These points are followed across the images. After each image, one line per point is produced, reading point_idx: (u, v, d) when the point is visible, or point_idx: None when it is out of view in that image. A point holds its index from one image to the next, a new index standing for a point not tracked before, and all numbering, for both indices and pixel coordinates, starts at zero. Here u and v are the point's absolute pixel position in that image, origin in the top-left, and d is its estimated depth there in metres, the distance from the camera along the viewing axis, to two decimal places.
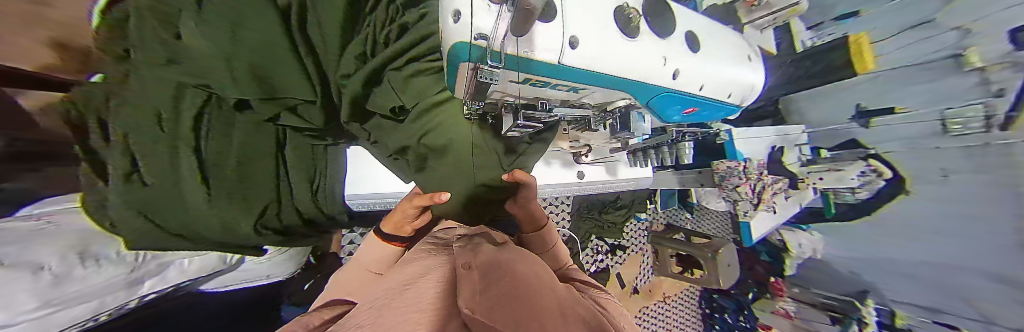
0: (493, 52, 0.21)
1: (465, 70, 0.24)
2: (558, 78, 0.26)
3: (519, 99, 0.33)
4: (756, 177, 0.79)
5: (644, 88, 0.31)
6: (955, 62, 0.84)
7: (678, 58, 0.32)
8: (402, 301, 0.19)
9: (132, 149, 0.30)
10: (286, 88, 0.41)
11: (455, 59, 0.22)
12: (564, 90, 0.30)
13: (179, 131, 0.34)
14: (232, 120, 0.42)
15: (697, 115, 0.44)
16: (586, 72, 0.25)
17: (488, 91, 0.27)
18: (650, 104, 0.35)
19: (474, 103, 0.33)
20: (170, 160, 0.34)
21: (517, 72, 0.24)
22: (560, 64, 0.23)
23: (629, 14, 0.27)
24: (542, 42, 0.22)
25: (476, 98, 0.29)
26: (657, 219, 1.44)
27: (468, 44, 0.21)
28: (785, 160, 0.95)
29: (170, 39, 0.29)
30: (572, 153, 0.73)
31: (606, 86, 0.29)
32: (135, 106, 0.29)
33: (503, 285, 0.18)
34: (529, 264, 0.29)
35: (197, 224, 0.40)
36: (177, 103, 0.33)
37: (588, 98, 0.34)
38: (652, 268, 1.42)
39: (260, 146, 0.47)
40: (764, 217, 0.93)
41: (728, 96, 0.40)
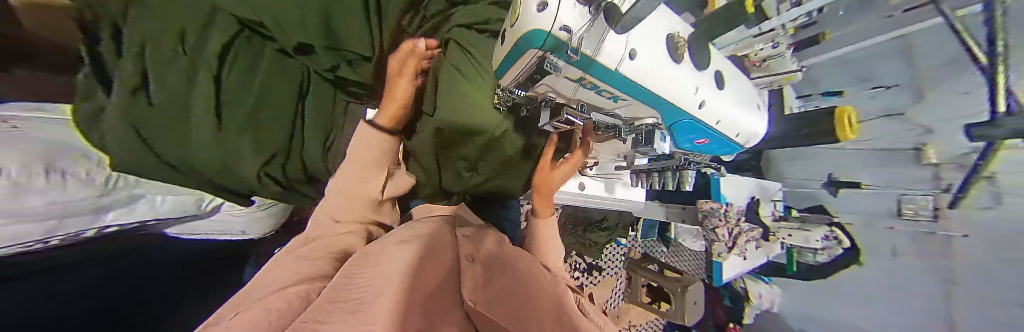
0: (575, 48, 0.20)
1: (531, 56, 0.23)
2: (611, 86, 0.27)
3: (559, 97, 0.35)
4: (734, 221, 0.85)
5: (673, 111, 0.34)
6: (915, 154, 0.92)
7: (707, 90, 0.35)
8: (397, 284, 0.21)
9: (149, 61, 0.29)
10: (348, 40, 0.45)
11: (527, 43, 0.22)
12: (606, 96, 0.31)
13: (203, 52, 0.34)
14: (255, 65, 0.41)
15: (708, 147, 0.46)
16: (634, 85, 0.27)
17: (540, 79, 0.27)
18: (672, 128, 0.37)
19: (514, 89, 0.35)
20: (184, 78, 0.33)
21: (580, 71, 0.25)
22: (618, 69, 0.24)
23: (678, 43, 0.29)
24: (611, 48, 0.22)
25: (525, 83, 0.30)
26: (635, 247, 1.48)
27: (547, 34, 0.20)
28: (761, 212, 1.03)
29: None
30: (576, 165, 0.74)
31: (645, 100, 0.31)
32: (159, 16, 0.29)
33: (503, 304, 0.20)
34: (531, 267, 0.32)
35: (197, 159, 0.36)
36: (209, 26, 0.34)
37: (622, 109, 0.36)
38: (624, 293, 1.44)
39: (276, 89, 0.43)
40: (735, 262, 0.98)
41: (736, 134, 0.44)
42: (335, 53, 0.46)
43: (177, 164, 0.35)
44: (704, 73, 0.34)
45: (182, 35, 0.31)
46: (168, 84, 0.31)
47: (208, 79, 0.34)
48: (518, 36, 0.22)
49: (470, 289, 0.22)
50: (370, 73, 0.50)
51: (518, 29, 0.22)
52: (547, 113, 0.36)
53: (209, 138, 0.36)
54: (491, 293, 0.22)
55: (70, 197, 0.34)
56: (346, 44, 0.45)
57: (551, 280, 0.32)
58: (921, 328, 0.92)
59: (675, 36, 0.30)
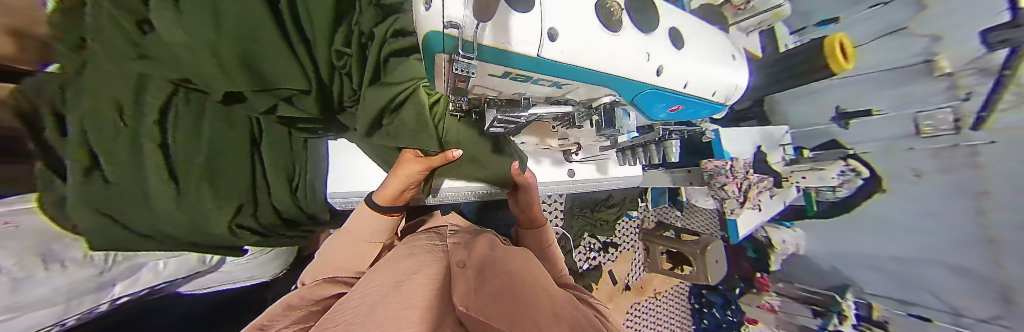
0: (476, 44, 0.19)
1: (442, 61, 0.22)
2: (545, 75, 0.25)
3: (500, 95, 0.33)
4: (742, 176, 0.82)
5: (627, 83, 0.31)
6: (926, 67, 0.86)
7: (662, 54, 0.31)
8: (391, 294, 0.21)
9: (92, 146, 0.28)
10: (281, 78, 0.38)
11: (429, 47, 0.20)
12: (546, 85, 0.29)
13: (143, 125, 0.32)
14: (200, 119, 0.40)
15: (683, 113, 0.43)
16: (570, 66, 0.25)
17: (466, 84, 0.25)
18: (634, 101, 0.35)
19: (456, 97, 0.32)
20: (131, 158, 0.32)
21: (496, 66, 0.23)
22: (540, 57, 0.22)
23: (611, 8, 0.27)
24: (520, 33, 0.21)
25: (457, 90, 0.28)
26: (648, 217, 1.46)
27: (440, 34, 0.19)
28: (770, 160, 0.99)
29: (135, 32, 0.28)
30: (562, 151, 0.71)
31: (589, 80, 0.28)
32: (94, 96, 0.27)
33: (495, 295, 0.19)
34: (525, 263, 0.32)
35: (164, 222, 0.37)
36: (140, 95, 0.32)
37: (572, 94, 0.33)
38: (643, 264, 1.44)
39: (231, 139, 0.43)
40: (750, 215, 0.95)
41: (713, 93, 0.40)
42: (269, 94, 0.40)
43: (151, 233, 0.37)
44: (655, 35, 0.31)
45: (120, 113, 0.30)
46: (117, 162, 0.31)
47: (155, 148, 0.34)
48: (421, 41, 0.21)
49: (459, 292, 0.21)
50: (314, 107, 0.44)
51: (419, 34, 0.20)
52: (492, 112, 0.35)
53: (173, 204, 0.37)
54: (482, 289, 0.21)
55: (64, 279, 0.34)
56: (281, 82, 0.38)
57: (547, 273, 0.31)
58: (956, 243, 0.89)
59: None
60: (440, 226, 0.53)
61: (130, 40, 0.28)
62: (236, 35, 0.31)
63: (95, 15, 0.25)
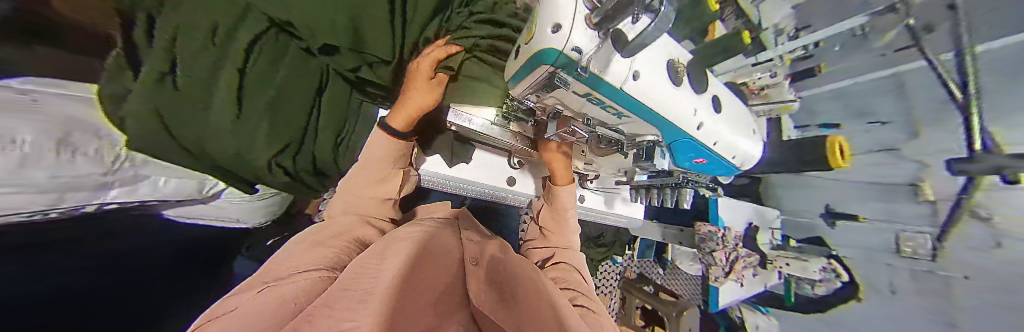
0: (584, 68, 0.23)
1: (542, 71, 0.26)
2: (619, 104, 0.30)
3: (564, 109, 0.37)
4: (730, 247, 0.85)
5: (672, 130, 0.35)
6: (914, 190, 0.93)
7: (704, 113, 0.36)
8: (417, 273, 0.23)
9: (175, 51, 0.31)
10: (373, 46, 0.47)
11: (540, 60, 0.24)
12: (609, 112, 0.33)
13: (229, 50, 0.36)
14: (280, 58, 0.43)
15: (707, 168, 0.47)
16: (639, 103, 0.29)
17: (551, 90, 0.30)
18: (671, 146, 0.39)
19: (526, 98, 0.37)
20: (208, 71, 0.35)
21: (583, 86, 0.27)
22: (622, 89, 0.27)
23: (678, 67, 0.31)
24: (615, 69, 0.25)
25: (536, 92, 0.32)
26: (631, 266, 1.46)
27: (557, 52, 0.22)
28: (758, 238, 1.03)
29: None
30: (579, 177, 0.74)
31: (647, 118, 0.33)
32: (192, 12, 0.31)
33: (513, 311, 0.20)
34: (532, 276, 0.33)
35: (212, 139, 0.39)
36: (240, 22, 0.35)
37: (623, 125, 0.37)
38: (617, 314, 1.41)
39: (301, 84, 0.47)
40: (731, 288, 0.97)
41: (733, 157, 0.45)
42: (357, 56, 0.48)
43: (193, 144, 0.38)
44: (701, 97, 0.36)
45: (212, 32, 0.33)
46: (189, 69, 0.33)
47: (232, 71, 0.37)
48: (534, 52, 0.25)
49: (474, 292, 0.23)
50: (388, 76, 0.54)
51: (535, 47, 0.24)
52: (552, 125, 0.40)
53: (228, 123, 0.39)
54: (492, 296, 0.23)
55: (66, 168, 0.33)
56: (370, 49, 0.47)
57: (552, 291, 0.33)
58: None
59: (676, 62, 0.31)
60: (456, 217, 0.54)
61: None
62: None
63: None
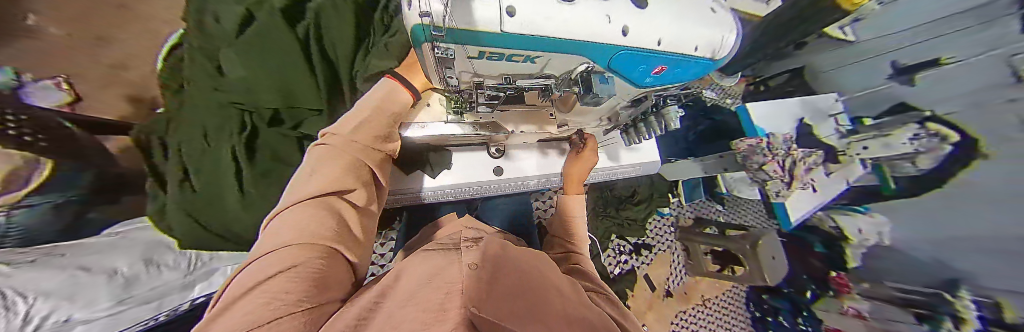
0: (438, 27, 0.23)
1: (428, 47, 0.27)
2: (511, 49, 0.27)
3: (487, 77, 0.35)
4: (780, 154, 0.89)
5: (595, 49, 0.28)
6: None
7: (629, 11, 0.26)
8: (427, 277, 0.18)
9: (179, 153, 0.54)
10: (304, 101, 0.58)
11: (416, 38, 0.25)
12: (521, 60, 0.30)
13: (218, 143, 0.55)
14: (259, 136, 0.57)
15: (683, 73, 0.35)
16: (535, 39, 0.25)
17: (453, 62, 0.30)
18: (612, 65, 0.31)
19: (452, 83, 0.37)
20: (200, 151, 0.54)
21: (464, 45, 0.26)
22: (503, 33, 0.23)
23: None
24: (481, 11, 0.22)
25: (444, 70, 0.33)
26: (684, 214, 1.34)
27: (420, 25, 0.23)
28: (818, 133, 1.00)
29: (214, 73, 0.56)
30: (568, 142, 0.68)
31: (562, 50, 0.28)
32: (201, 122, 0.55)
33: (512, 272, 0.19)
34: (537, 258, 0.30)
35: (229, 218, 0.55)
36: (224, 120, 0.56)
37: (550, 68, 0.32)
38: (685, 267, 1.29)
39: (287, 151, 0.60)
40: (803, 196, 0.98)
41: (692, 48, 0.30)
42: (297, 111, 0.59)
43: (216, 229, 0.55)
44: None
45: (205, 134, 0.55)
46: (196, 168, 0.53)
47: (226, 155, 0.54)
48: (411, 33, 0.25)
49: (464, 272, 0.18)
50: (319, 123, 0.58)
51: (409, 28, 0.25)
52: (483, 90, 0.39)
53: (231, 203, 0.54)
54: (496, 271, 0.18)
55: (157, 281, 0.49)
56: (304, 102, 0.58)
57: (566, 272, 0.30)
58: None
59: None
60: (468, 226, 0.51)
61: (213, 82, 0.56)
62: (272, 72, 0.55)
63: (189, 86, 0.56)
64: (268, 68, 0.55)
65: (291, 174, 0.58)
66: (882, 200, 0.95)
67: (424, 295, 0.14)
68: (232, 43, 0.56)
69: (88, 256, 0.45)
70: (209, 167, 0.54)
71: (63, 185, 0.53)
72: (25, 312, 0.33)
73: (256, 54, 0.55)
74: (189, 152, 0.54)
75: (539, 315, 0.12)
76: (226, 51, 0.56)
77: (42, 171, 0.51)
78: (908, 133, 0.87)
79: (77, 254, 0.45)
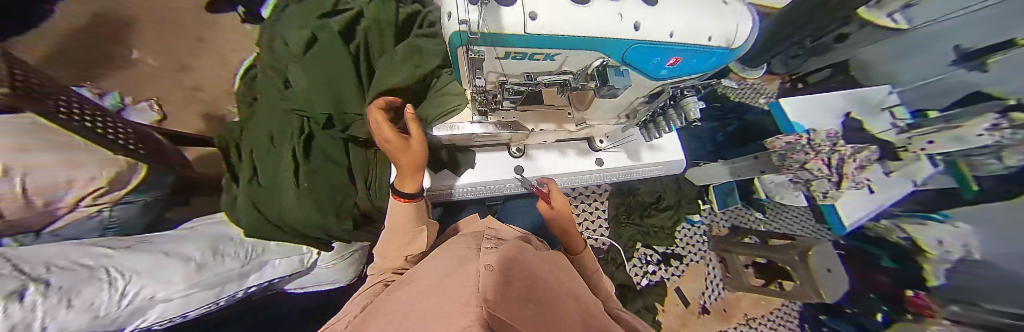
0: (473, 32, 0.27)
1: (461, 50, 0.31)
2: (533, 47, 0.30)
3: (510, 77, 0.39)
4: (825, 150, 0.80)
5: (609, 44, 0.29)
6: None
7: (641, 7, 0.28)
8: (447, 278, 0.19)
9: (253, 154, 0.66)
10: (349, 104, 0.65)
11: (453, 44, 0.30)
12: (541, 59, 0.33)
13: (278, 144, 0.66)
14: (311, 138, 0.67)
15: (699, 63, 0.35)
16: (553, 38, 0.28)
17: (481, 64, 0.35)
18: (627, 59, 0.33)
19: (477, 85, 0.41)
20: (267, 151, 0.66)
21: (494, 47, 0.30)
22: (526, 34, 0.27)
23: None
24: (508, 17, 0.26)
25: (475, 74, 0.37)
26: (716, 222, 1.21)
27: (456, 33, 0.28)
28: (871, 129, 0.95)
29: (281, 86, 0.68)
30: (587, 141, 0.69)
31: (578, 47, 0.30)
32: (268, 127, 0.67)
33: (526, 276, 0.18)
34: (561, 270, 0.29)
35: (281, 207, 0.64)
36: (284, 126, 0.67)
37: (567, 64, 0.35)
38: (723, 280, 1.17)
39: (331, 151, 0.69)
40: (855, 197, 0.95)
41: (707, 38, 0.31)
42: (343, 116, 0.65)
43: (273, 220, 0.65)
44: None
45: (270, 137, 0.67)
46: (263, 165, 0.65)
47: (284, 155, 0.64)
48: (447, 39, 0.30)
49: (492, 271, 0.17)
50: (362, 125, 0.66)
51: (446, 36, 0.30)
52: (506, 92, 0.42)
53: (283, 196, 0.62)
54: (513, 274, 0.17)
55: (222, 269, 0.53)
56: (348, 105, 0.65)
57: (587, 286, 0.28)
58: None
59: None
60: (489, 226, 0.52)
61: (279, 94, 0.68)
62: (324, 79, 0.64)
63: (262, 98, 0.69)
64: (322, 79, 0.64)
65: (334, 170, 0.67)
66: (968, 205, 0.80)
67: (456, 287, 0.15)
68: (297, 60, 0.67)
69: (169, 246, 0.52)
70: (271, 165, 0.65)
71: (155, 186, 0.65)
72: (123, 290, 0.38)
73: (314, 66, 0.65)
74: (260, 152, 0.66)
75: (544, 321, 0.12)
76: (292, 67, 0.66)
77: (138, 172, 0.60)
78: (985, 123, 0.76)
79: (162, 243, 0.53)
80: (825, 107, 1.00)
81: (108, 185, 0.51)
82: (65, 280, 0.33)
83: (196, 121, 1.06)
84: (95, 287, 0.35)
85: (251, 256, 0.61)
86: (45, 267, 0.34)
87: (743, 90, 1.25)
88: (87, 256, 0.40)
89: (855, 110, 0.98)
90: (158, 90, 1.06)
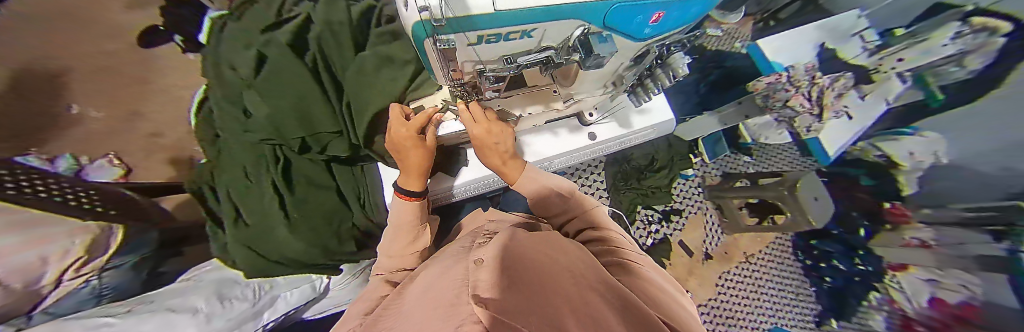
0: (438, 19, 0.25)
1: (429, 41, 0.30)
2: (505, 27, 0.28)
3: (488, 64, 0.37)
4: (806, 85, 0.88)
5: (585, 8, 0.27)
6: None
7: None
8: (439, 286, 0.19)
9: (231, 194, 0.63)
10: (322, 124, 0.62)
11: (420, 35, 0.28)
12: (517, 37, 0.31)
13: (258, 178, 0.62)
14: (293, 163, 0.64)
15: (682, 16, 0.33)
16: (526, 12, 0.26)
17: (454, 54, 0.33)
18: (608, 23, 0.31)
19: (454, 74, 0.40)
20: (246, 186, 0.62)
21: (464, 33, 0.28)
22: (497, 12, 0.25)
23: None
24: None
25: (446, 63, 0.36)
26: (710, 172, 1.26)
27: (420, 22, 0.26)
28: (844, 55, 0.99)
29: (242, 116, 0.63)
30: (577, 117, 0.68)
31: (551, 18, 0.28)
32: (239, 161, 0.63)
33: (519, 261, 0.18)
34: (556, 240, 0.30)
35: (279, 241, 0.61)
36: (257, 157, 0.63)
37: (547, 39, 0.33)
38: (721, 226, 1.24)
39: (314, 175, 0.65)
40: (837, 125, 1.02)
41: None
42: (316, 138, 0.62)
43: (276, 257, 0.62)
44: None
45: (245, 172, 0.63)
46: (246, 204, 0.62)
47: (269, 187, 0.61)
48: (413, 31, 0.29)
49: (484, 263, 0.17)
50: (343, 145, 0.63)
51: (410, 27, 0.28)
52: (487, 80, 0.41)
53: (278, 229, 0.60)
54: (507, 260, 0.18)
55: (233, 313, 0.53)
56: (324, 124, 0.62)
57: (581, 250, 0.30)
58: None
59: None
60: (487, 220, 0.51)
61: (242, 124, 0.63)
62: (290, 99, 0.59)
63: (227, 130, 0.64)
64: (289, 103, 0.59)
65: (322, 196, 0.65)
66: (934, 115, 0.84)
67: (445, 297, 0.15)
68: (251, 84, 0.61)
69: (171, 300, 0.50)
70: (254, 202, 0.62)
71: (139, 246, 0.61)
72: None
73: (278, 84, 0.60)
74: (237, 192, 0.62)
75: (541, 299, 0.12)
76: (248, 93, 0.61)
77: (115, 235, 0.56)
78: (949, 32, 0.79)
79: (163, 299, 0.51)
80: (796, 44, 1.04)
81: (89, 253, 0.50)
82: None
83: (162, 169, 0.99)
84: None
85: (261, 294, 0.61)
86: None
87: (720, 36, 1.24)
88: (85, 328, 0.38)
89: (827, 41, 1.02)
90: (114, 142, 0.99)
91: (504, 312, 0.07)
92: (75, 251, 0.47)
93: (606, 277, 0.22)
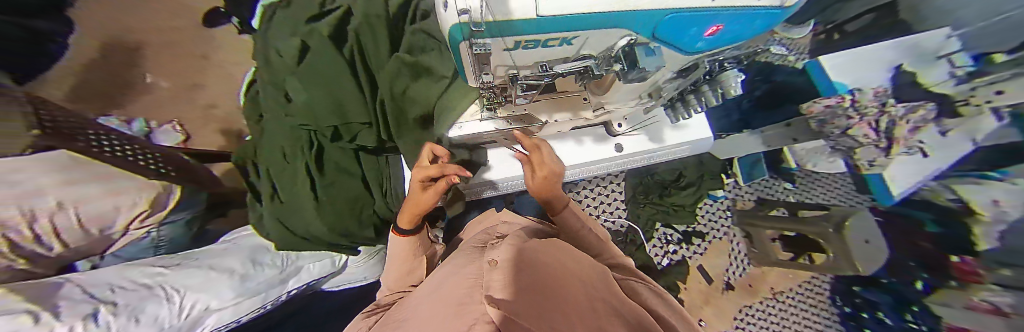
0: (476, 22, 0.25)
1: (464, 43, 0.30)
2: (544, 33, 0.27)
3: (521, 68, 0.37)
4: (871, 114, 0.83)
5: (635, 17, 0.25)
6: None
7: None
8: (452, 281, 0.19)
9: (269, 169, 0.68)
10: (353, 114, 0.65)
11: (457, 37, 0.29)
12: (556, 44, 0.30)
13: (292, 157, 0.67)
14: (324, 146, 0.68)
15: (742, 30, 0.30)
16: (569, 19, 0.24)
17: (488, 56, 0.33)
18: (657, 34, 0.29)
19: (486, 76, 0.40)
20: (281, 163, 0.67)
21: (501, 37, 0.28)
22: (539, 17, 0.24)
23: None
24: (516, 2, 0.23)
25: (480, 66, 0.36)
26: (742, 196, 1.19)
27: (459, 25, 0.26)
28: (924, 80, 0.80)
29: (283, 100, 0.68)
30: (604, 126, 0.65)
31: (596, 26, 0.26)
32: (277, 140, 0.68)
33: (532, 262, 0.17)
34: (571, 248, 0.29)
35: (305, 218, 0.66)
36: (293, 137, 0.67)
37: (587, 47, 0.32)
38: (749, 255, 1.17)
39: (341, 160, 0.69)
40: (906, 162, 0.86)
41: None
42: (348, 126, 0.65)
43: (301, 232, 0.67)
44: None
45: (282, 151, 0.67)
46: (281, 180, 0.67)
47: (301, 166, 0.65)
48: (450, 32, 0.29)
49: (496, 261, 0.17)
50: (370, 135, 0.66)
51: (448, 29, 0.28)
52: (518, 85, 0.40)
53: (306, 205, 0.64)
54: (518, 259, 0.17)
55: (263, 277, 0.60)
56: (354, 114, 0.65)
57: (594, 260, 0.28)
58: None
59: None
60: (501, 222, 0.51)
61: (283, 105, 0.68)
62: (326, 87, 0.63)
63: (269, 111, 0.69)
64: (324, 91, 0.63)
65: (347, 179, 0.69)
66: None
67: (456, 294, 0.14)
68: (294, 70, 0.66)
69: (213, 259, 0.57)
70: (288, 179, 0.66)
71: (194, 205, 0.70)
72: (178, 304, 0.46)
73: (315, 73, 0.64)
74: (275, 168, 0.68)
75: (553, 303, 0.11)
76: (290, 78, 0.66)
77: (172, 194, 0.62)
78: None
79: (206, 257, 0.58)
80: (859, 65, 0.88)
81: (150, 208, 0.56)
82: (127, 301, 0.41)
83: (216, 138, 1.11)
84: (155, 303, 0.44)
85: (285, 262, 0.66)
86: (111, 289, 0.41)
87: None
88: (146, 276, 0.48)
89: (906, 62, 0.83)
90: (180, 111, 1.12)
91: (511, 308, 0.07)
92: (140, 205, 0.54)
93: (620, 293, 0.21)
